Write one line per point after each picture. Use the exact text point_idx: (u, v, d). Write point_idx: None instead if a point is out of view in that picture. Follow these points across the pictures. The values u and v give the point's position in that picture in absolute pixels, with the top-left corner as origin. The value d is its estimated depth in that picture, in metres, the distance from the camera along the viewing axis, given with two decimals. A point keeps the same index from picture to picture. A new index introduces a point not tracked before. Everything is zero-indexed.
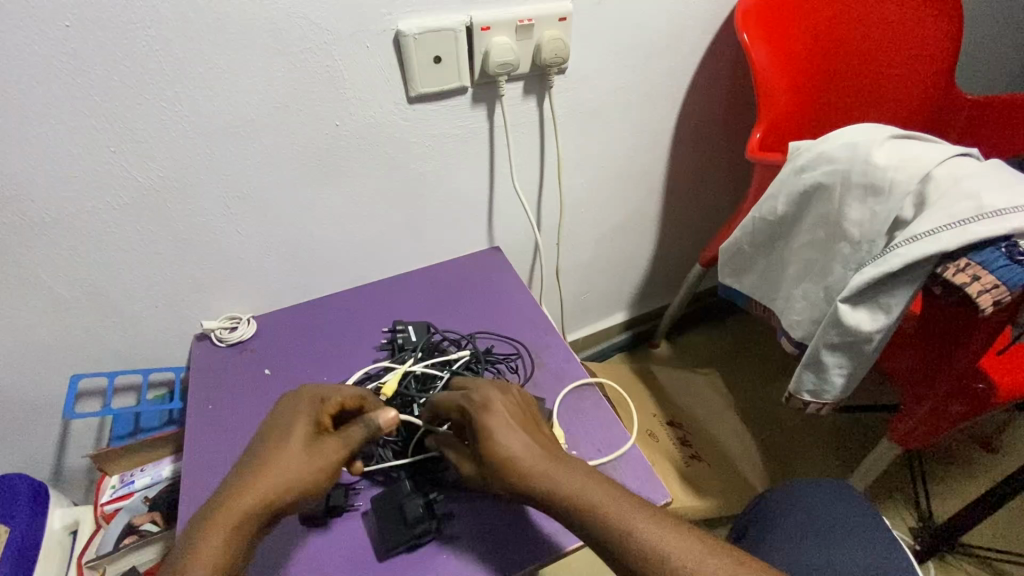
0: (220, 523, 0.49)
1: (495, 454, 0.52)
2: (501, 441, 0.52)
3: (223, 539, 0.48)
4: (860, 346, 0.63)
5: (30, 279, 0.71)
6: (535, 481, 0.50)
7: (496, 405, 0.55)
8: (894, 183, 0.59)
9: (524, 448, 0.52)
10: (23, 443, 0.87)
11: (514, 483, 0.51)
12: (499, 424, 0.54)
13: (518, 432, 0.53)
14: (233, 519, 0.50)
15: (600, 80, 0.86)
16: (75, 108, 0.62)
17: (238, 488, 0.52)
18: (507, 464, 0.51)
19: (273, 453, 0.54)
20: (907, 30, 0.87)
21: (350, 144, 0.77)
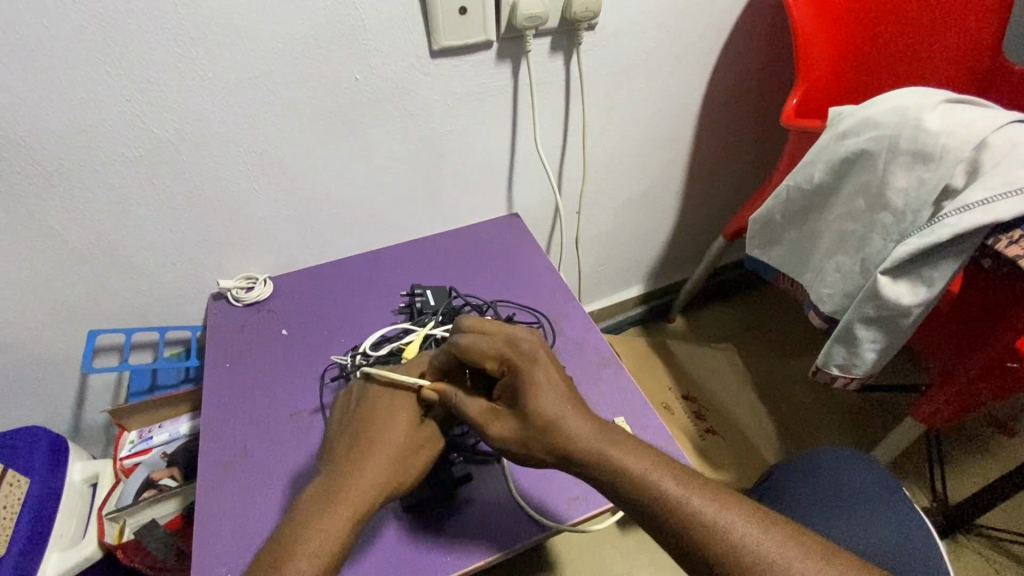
0: (344, 513, 0.49)
1: (542, 414, 0.50)
2: (547, 400, 0.51)
3: (347, 527, 0.49)
4: (896, 321, 0.61)
5: (47, 232, 0.70)
6: (581, 445, 0.49)
7: (543, 361, 0.54)
8: (945, 150, 0.56)
9: (571, 411, 0.51)
10: (41, 397, 0.87)
11: (556, 442, 0.49)
12: (546, 381, 0.52)
13: (563, 394, 0.52)
14: (354, 507, 0.50)
15: (630, 38, 0.82)
16: (88, 53, 0.59)
17: (356, 479, 0.51)
18: (554, 427, 0.50)
19: (380, 447, 0.54)
20: None
21: (370, 99, 0.74)
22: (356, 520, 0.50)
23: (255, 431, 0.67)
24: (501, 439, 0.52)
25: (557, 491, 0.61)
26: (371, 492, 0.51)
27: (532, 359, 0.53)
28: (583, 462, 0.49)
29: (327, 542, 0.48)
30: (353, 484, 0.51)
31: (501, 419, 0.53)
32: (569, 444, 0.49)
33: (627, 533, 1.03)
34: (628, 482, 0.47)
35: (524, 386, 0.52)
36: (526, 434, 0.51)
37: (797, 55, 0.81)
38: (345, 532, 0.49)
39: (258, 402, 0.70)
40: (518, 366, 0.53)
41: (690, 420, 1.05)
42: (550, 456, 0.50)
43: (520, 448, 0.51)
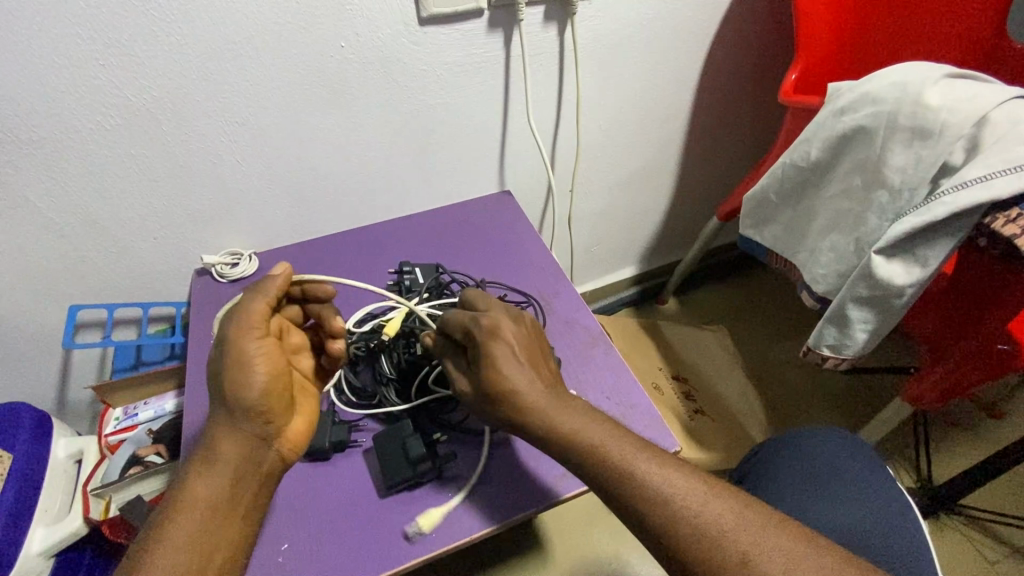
0: (202, 461, 0.49)
1: (497, 385, 0.51)
2: (500, 374, 0.51)
3: (205, 473, 0.49)
4: (889, 301, 0.60)
5: (22, 202, 0.68)
6: (534, 415, 0.50)
7: (505, 335, 0.53)
8: (945, 126, 0.55)
9: (526, 385, 0.51)
10: (24, 372, 0.86)
11: (508, 412, 0.51)
12: (504, 356, 0.52)
13: (522, 364, 0.52)
14: (206, 455, 0.50)
15: (627, 8, 0.80)
16: (58, 13, 0.56)
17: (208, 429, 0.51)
18: (506, 399, 0.51)
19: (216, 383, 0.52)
20: None
21: (357, 69, 0.72)
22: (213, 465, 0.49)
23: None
24: (463, 400, 0.54)
25: (543, 470, 0.60)
26: (222, 432, 0.50)
27: (491, 331, 0.53)
28: (535, 430, 0.50)
29: (190, 491, 0.48)
30: (210, 434, 0.51)
31: (463, 382, 0.54)
32: (522, 413, 0.50)
33: None
34: (588, 455, 0.48)
35: (482, 357, 0.52)
36: (484, 400, 0.52)
37: (797, 28, 0.80)
38: (207, 478, 0.48)
39: None
40: (477, 337, 0.53)
41: (681, 400, 1.06)
42: (506, 424, 0.52)
43: (479, 410, 0.53)
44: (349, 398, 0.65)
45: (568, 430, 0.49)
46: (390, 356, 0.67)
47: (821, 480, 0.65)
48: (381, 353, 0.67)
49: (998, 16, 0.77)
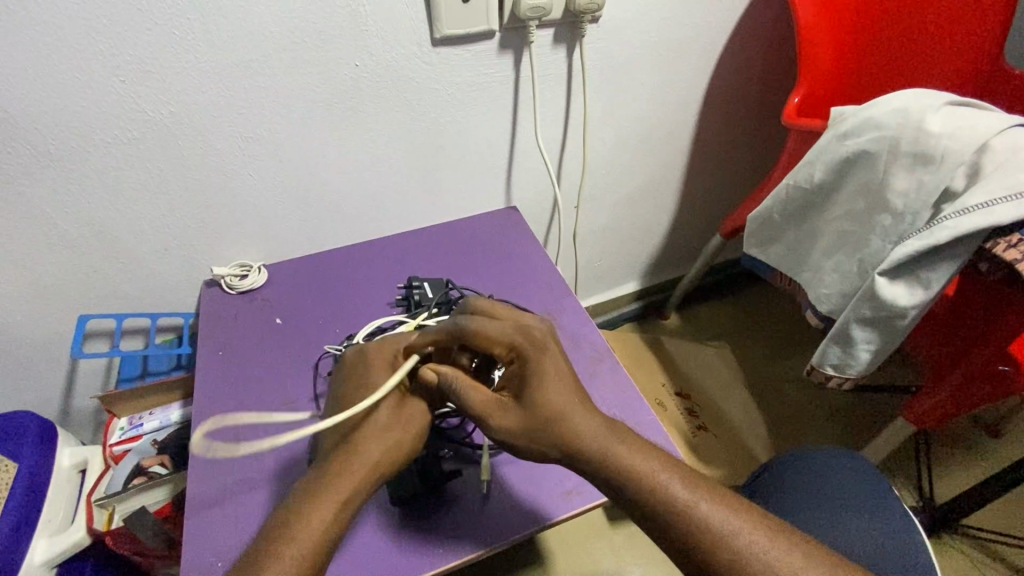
0: (340, 480, 0.49)
1: (551, 403, 0.51)
2: (555, 393, 0.51)
3: (347, 492, 0.48)
4: (893, 322, 0.61)
5: (37, 213, 0.69)
6: (586, 440, 0.49)
7: (552, 355, 0.54)
8: (946, 153, 0.56)
9: (577, 405, 0.51)
10: (30, 381, 0.86)
11: (563, 437, 0.50)
12: (555, 374, 0.53)
13: (569, 384, 0.53)
14: (349, 475, 0.49)
15: (633, 31, 0.81)
16: (82, 31, 0.58)
17: (353, 449, 0.51)
18: (563, 420, 0.50)
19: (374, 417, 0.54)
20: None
21: (370, 87, 0.73)
22: (353, 483, 0.49)
23: (245, 420, 0.67)
24: (504, 432, 0.52)
25: (551, 487, 0.61)
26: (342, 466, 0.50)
27: (543, 348, 0.54)
28: (582, 458, 0.49)
29: (322, 507, 0.47)
30: (353, 454, 0.51)
31: (505, 412, 0.52)
32: (575, 438, 0.49)
33: (618, 527, 1.04)
34: (608, 464, 0.48)
35: (535, 376, 0.52)
36: (533, 427, 0.51)
37: (801, 53, 0.81)
38: (338, 495, 0.48)
39: (248, 392, 0.70)
40: (529, 355, 0.54)
41: (682, 416, 1.06)
42: (555, 451, 0.50)
43: (524, 441, 0.51)
44: None
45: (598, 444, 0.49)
46: None
47: (825, 500, 0.65)
48: None
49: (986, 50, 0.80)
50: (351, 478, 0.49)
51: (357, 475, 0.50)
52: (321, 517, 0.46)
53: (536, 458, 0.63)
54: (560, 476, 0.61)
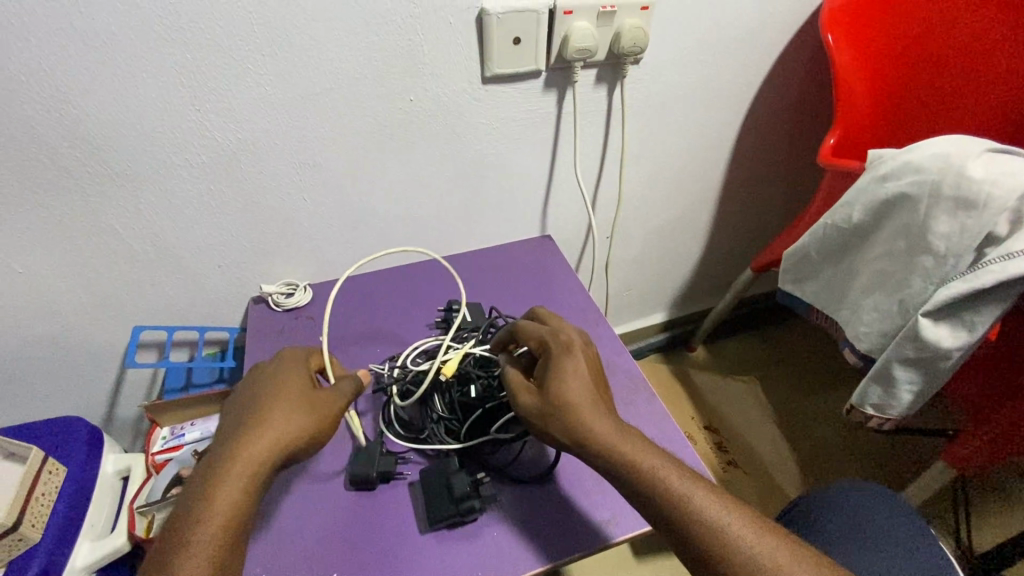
0: (234, 468, 0.49)
1: (566, 391, 0.54)
2: (573, 383, 0.55)
3: (242, 482, 0.48)
4: (935, 363, 0.61)
5: (107, 230, 0.74)
6: (593, 430, 0.52)
7: (577, 351, 0.58)
8: (989, 198, 0.56)
9: (588, 400, 0.54)
10: (81, 387, 0.90)
11: (570, 423, 0.53)
12: (574, 368, 0.56)
13: (587, 383, 0.55)
14: (243, 462, 0.49)
15: (672, 72, 0.85)
16: (168, 66, 0.63)
17: (247, 436, 0.51)
18: (570, 408, 0.53)
19: (265, 403, 0.54)
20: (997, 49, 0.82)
21: (422, 120, 0.77)
22: (247, 474, 0.49)
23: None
24: (522, 412, 0.56)
25: (590, 512, 0.60)
26: (257, 433, 0.51)
27: (566, 345, 0.58)
28: (603, 461, 0.51)
29: (218, 498, 0.47)
30: (246, 443, 0.50)
31: (525, 393, 0.56)
32: (581, 426, 0.52)
33: (643, 561, 1.02)
34: (646, 485, 0.49)
35: (553, 366, 0.56)
36: (546, 410, 0.54)
37: (837, 97, 0.83)
38: (235, 487, 0.48)
39: None
40: (552, 348, 0.58)
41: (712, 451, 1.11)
42: (564, 435, 0.53)
43: (537, 421, 0.55)
44: (397, 430, 0.66)
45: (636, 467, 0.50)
46: (443, 397, 0.66)
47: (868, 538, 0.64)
48: (433, 393, 0.67)
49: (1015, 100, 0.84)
50: (246, 466, 0.49)
51: (251, 463, 0.49)
52: (216, 508, 0.46)
53: (575, 485, 0.63)
54: (597, 504, 0.61)
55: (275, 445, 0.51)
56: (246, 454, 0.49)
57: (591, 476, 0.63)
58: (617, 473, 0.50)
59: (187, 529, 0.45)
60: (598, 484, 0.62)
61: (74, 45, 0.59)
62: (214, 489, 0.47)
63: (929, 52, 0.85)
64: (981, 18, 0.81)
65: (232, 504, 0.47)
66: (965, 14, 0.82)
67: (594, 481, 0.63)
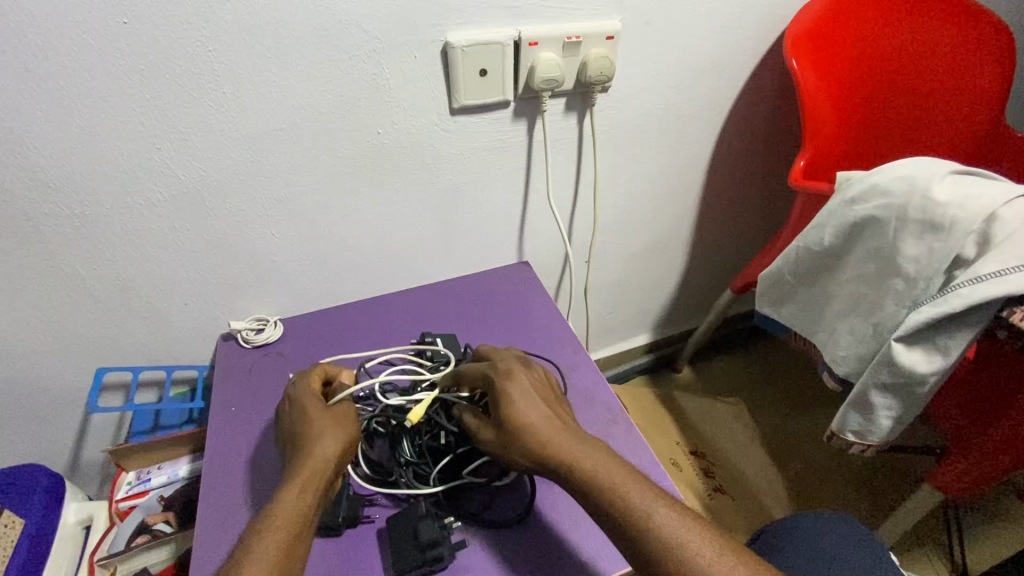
0: (298, 485, 0.54)
1: (515, 418, 0.55)
2: (521, 410, 0.56)
3: (305, 490, 0.54)
4: (912, 389, 0.61)
5: (68, 271, 0.72)
6: (555, 450, 0.53)
7: (518, 375, 0.60)
8: (955, 221, 0.56)
9: (542, 423, 0.55)
10: (42, 433, 0.86)
11: (529, 449, 0.54)
12: (519, 393, 0.57)
13: (536, 403, 0.57)
14: (303, 481, 0.54)
15: (642, 98, 0.85)
16: (127, 106, 0.62)
17: (303, 461, 0.56)
18: (524, 433, 0.55)
19: (308, 436, 0.59)
20: (945, 75, 0.86)
21: (390, 152, 0.77)
22: (311, 491, 0.54)
23: (257, 479, 0.66)
24: (487, 448, 0.57)
25: (565, 557, 0.57)
26: (314, 445, 0.57)
27: (505, 371, 0.60)
28: (587, 492, 0.51)
29: (285, 510, 0.52)
30: (303, 459, 0.56)
31: (485, 431, 0.58)
32: (541, 449, 0.53)
33: None
34: (624, 519, 0.49)
35: (498, 396, 0.58)
36: (504, 441, 0.56)
37: (804, 119, 0.84)
38: (302, 501, 0.53)
39: (257, 449, 0.69)
40: (495, 379, 0.60)
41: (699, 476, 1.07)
42: (528, 462, 0.54)
43: (503, 455, 0.56)
44: (364, 472, 0.64)
45: (621, 500, 0.49)
46: (412, 440, 0.65)
47: (841, 560, 0.63)
48: (401, 436, 0.65)
49: (968, 122, 0.87)
50: (306, 484, 0.54)
51: (309, 481, 0.54)
52: (286, 515, 0.51)
53: (551, 526, 0.60)
54: (573, 545, 0.58)
55: (327, 467, 0.56)
56: (310, 468, 0.55)
57: (567, 514, 0.61)
58: (605, 504, 0.50)
59: (260, 536, 0.50)
60: (574, 523, 0.60)
61: (27, 86, 0.58)
62: (278, 501, 0.53)
63: (893, 73, 0.87)
64: (940, 42, 0.85)
65: (298, 512, 0.52)
66: (927, 37, 0.85)
67: (569, 521, 0.60)
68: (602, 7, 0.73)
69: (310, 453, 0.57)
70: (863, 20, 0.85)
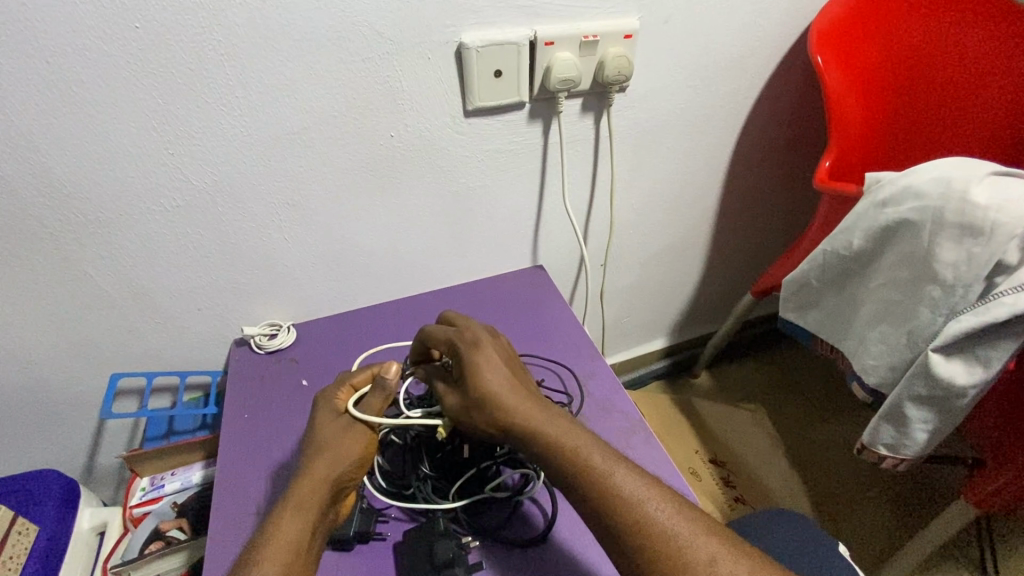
0: (294, 507, 0.52)
1: (483, 385, 0.54)
2: (487, 378, 0.55)
3: (305, 512, 0.52)
4: (950, 401, 0.58)
5: (82, 276, 0.72)
6: (519, 418, 0.52)
7: (484, 344, 0.59)
8: (996, 226, 0.53)
9: (509, 392, 0.54)
10: (58, 438, 0.86)
11: (496, 415, 0.53)
12: (485, 361, 0.56)
13: (503, 373, 0.56)
14: (300, 501, 0.53)
15: (660, 98, 0.83)
16: (139, 111, 0.62)
17: (300, 482, 0.54)
18: (491, 399, 0.54)
19: (314, 453, 0.57)
20: (982, 70, 0.81)
21: (404, 156, 0.75)
22: (308, 512, 0.52)
23: (272, 490, 0.65)
24: (450, 412, 0.57)
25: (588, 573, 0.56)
26: (318, 464, 0.55)
27: (473, 340, 0.59)
28: (548, 460, 0.50)
29: (281, 531, 0.50)
30: (304, 478, 0.54)
31: (451, 395, 0.57)
32: (506, 417, 0.53)
33: None
34: (610, 510, 0.47)
35: (464, 364, 0.56)
36: (471, 405, 0.55)
37: (829, 119, 0.81)
38: (299, 523, 0.51)
39: (270, 458, 0.68)
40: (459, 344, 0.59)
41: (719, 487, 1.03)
42: (493, 429, 0.54)
43: (467, 419, 0.55)
44: (380, 484, 0.62)
45: (590, 472, 0.48)
46: (432, 455, 0.63)
47: None
48: (421, 450, 0.63)
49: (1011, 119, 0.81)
50: (303, 505, 0.52)
51: (306, 503, 0.53)
52: (282, 539, 0.49)
53: (572, 542, 0.58)
54: (594, 561, 0.57)
55: (326, 485, 0.54)
56: (311, 489, 0.53)
57: (588, 529, 0.59)
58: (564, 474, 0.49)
59: (253, 560, 0.48)
60: (595, 537, 0.59)
61: (39, 91, 0.57)
62: (275, 525, 0.51)
63: (921, 70, 0.84)
64: (975, 37, 0.80)
65: (294, 537, 0.50)
66: (972, 37, 0.80)
67: (590, 535, 0.59)
68: (620, 5, 0.71)
69: (313, 472, 0.55)
70: (892, 17, 0.82)
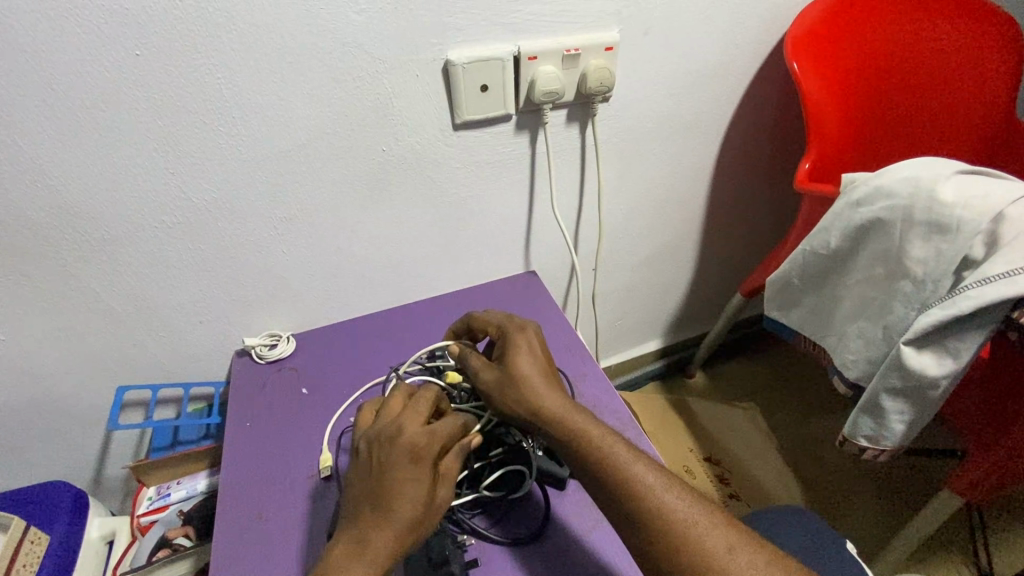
0: (389, 505, 0.48)
1: (519, 367, 0.58)
2: (526, 361, 0.59)
3: (399, 510, 0.48)
4: (924, 393, 0.60)
5: (88, 292, 0.74)
6: (551, 401, 0.56)
7: (529, 331, 0.63)
8: (962, 223, 0.56)
9: (544, 378, 0.58)
10: (66, 450, 0.89)
11: (529, 393, 0.56)
12: (526, 346, 0.61)
13: (542, 359, 0.60)
14: (391, 498, 0.49)
15: (643, 107, 0.86)
16: (139, 132, 0.64)
17: (389, 475, 0.50)
18: (525, 380, 0.57)
19: (396, 442, 0.52)
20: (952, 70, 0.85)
21: (396, 169, 0.78)
22: (404, 512, 0.48)
23: (298, 524, 0.64)
24: (485, 392, 0.59)
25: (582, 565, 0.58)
26: (402, 455, 0.51)
27: (520, 326, 0.64)
28: (573, 444, 0.53)
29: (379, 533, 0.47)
30: (391, 472, 0.50)
31: (488, 372, 0.60)
32: (539, 398, 0.56)
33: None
34: (628, 494, 0.49)
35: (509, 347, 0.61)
36: (505, 384, 0.58)
37: (809, 122, 0.84)
38: (395, 525, 0.48)
39: (272, 468, 0.70)
40: (507, 330, 0.64)
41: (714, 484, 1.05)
42: (521, 407, 0.56)
43: (498, 395, 0.58)
44: None
45: (609, 456, 0.51)
46: None
47: None
48: None
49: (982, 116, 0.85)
50: (395, 501, 0.49)
51: (399, 496, 0.49)
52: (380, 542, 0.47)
53: (567, 536, 0.60)
54: (587, 555, 0.59)
55: (419, 473, 0.50)
56: (402, 483, 0.49)
57: (580, 523, 0.61)
58: (589, 458, 0.52)
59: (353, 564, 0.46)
60: (588, 530, 0.61)
61: (44, 117, 0.60)
62: (370, 528, 0.48)
63: (898, 70, 0.87)
64: (946, 37, 0.84)
65: (394, 537, 0.47)
66: (945, 39, 0.84)
67: (584, 529, 0.61)
68: (600, 20, 0.74)
69: (400, 463, 0.51)
70: (869, 20, 0.85)
